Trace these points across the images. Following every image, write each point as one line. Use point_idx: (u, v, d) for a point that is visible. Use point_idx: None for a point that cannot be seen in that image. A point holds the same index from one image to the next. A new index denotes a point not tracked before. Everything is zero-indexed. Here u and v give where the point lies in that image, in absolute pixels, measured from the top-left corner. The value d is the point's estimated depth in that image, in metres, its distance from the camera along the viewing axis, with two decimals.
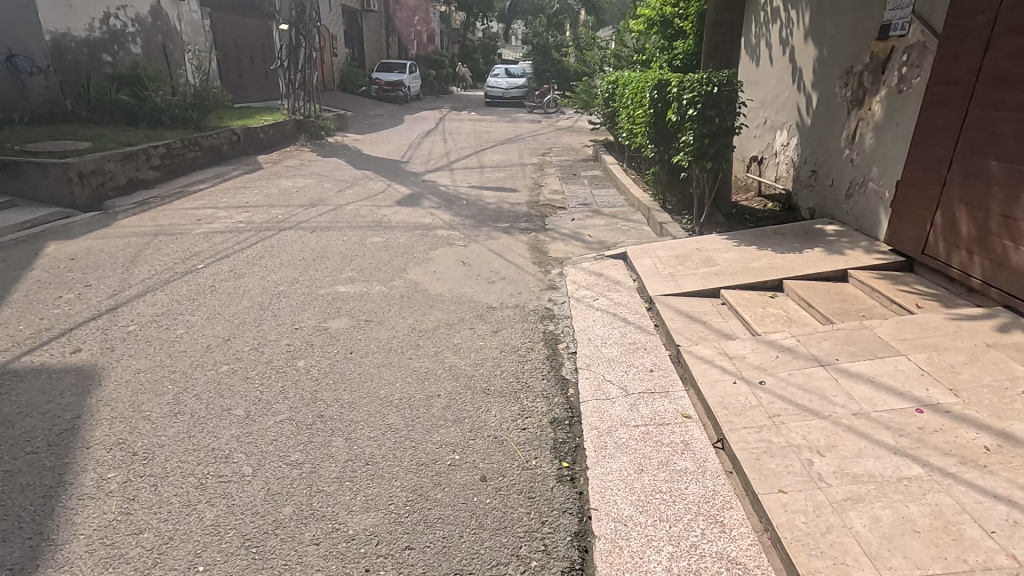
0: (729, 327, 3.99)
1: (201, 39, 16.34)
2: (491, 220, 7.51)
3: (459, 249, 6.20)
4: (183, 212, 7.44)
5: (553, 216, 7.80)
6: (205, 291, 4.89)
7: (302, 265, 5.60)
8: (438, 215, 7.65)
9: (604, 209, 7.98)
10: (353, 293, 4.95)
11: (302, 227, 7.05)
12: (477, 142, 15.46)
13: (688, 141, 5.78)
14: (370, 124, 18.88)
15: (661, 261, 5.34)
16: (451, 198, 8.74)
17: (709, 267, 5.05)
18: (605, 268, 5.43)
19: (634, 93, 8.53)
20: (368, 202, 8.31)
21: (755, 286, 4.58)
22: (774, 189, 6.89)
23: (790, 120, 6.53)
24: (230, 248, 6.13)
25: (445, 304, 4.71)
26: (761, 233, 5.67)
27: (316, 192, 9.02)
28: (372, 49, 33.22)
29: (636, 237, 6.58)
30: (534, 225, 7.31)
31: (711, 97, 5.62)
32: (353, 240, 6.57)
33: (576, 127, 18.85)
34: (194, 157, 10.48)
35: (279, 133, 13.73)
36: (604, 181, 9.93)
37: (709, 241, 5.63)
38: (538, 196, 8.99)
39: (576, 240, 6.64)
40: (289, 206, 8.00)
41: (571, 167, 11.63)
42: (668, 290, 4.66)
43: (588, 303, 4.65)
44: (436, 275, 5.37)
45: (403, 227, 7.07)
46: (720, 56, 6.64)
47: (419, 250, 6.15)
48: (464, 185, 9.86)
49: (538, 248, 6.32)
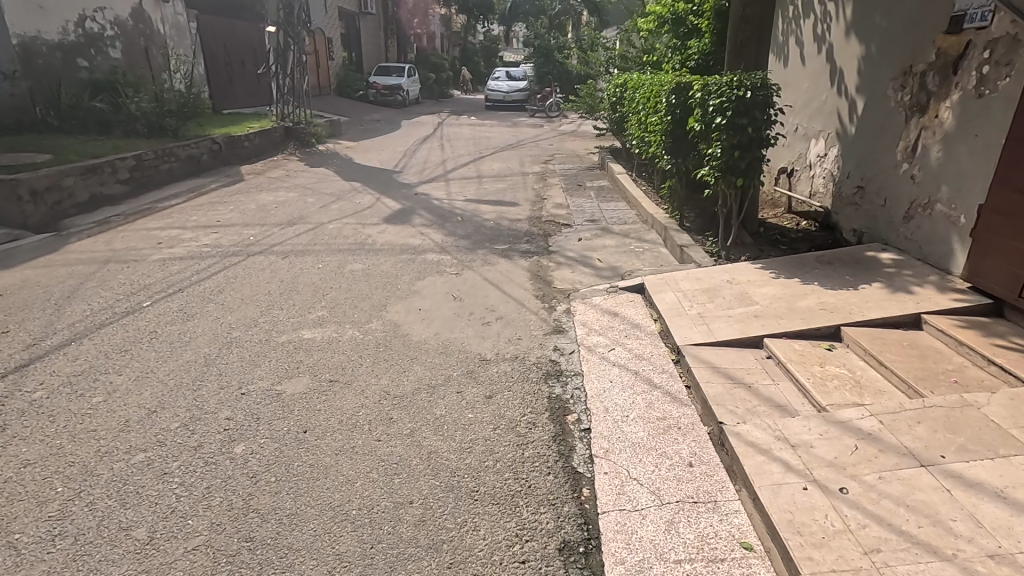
0: (783, 395, 3.16)
1: (186, 42, 15.60)
2: (488, 240, 6.71)
3: (450, 279, 5.40)
4: (144, 235, 6.66)
5: (557, 234, 6.99)
6: (143, 339, 4.09)
7: (266, 302, 4.81)
8: (429, 235, 6.86)
9: (614, 226, 7.17)
10: (322, 339, 4.15)
11: (274, 251, 6.26)
12: (476, 149, 14.70)
13: (714, 153, 4.96)
14: (366, 130, 18.12)
15: (686, 297, 4.52)
16: (445, 214, 7.95)
17: (745, 306, 4.22)
18: (621, 304, 4.61)
19: (646, 96, 7.72)
20: (353, 220, 7.52)
21: (806, 333, 3.76)
22: (808, 206, 6.08)
23: (828, 128, 5.73)
24: (186, 279, 5.33)
25: (429, 355, 3.90)
26: (803, 261, 4.84)
27: (297, 208, 8.24)
28: (370, 52, 32.50)
29: (652, 263, 5.77)
30: (537, 247, 6.51)
31: (743, 102, 4.80)
32: (330, 267, 5.77)
33: (579, 132, 18.08)
34: (170, 168, 9.72)
35: (266, 141, 12.98)
36: (612, 193, 9.12)
37: (741, 271, 4.81)
38: (541, 211, 8.19)
39: (585, 266, 5.82)
40: (265, 225, 7.23)
41: (576, 176, 10.82)
42: (699, 337, 3.84)
43: (601, 355, 3.84)
44: (421, 314, 4.58)
45: (389, 250, 6.29)
46: (748, 56, 5.83)
47: (404, 280, 5.35)
48: (460, 197, 9.08)
49: (541, 275, 5.51)
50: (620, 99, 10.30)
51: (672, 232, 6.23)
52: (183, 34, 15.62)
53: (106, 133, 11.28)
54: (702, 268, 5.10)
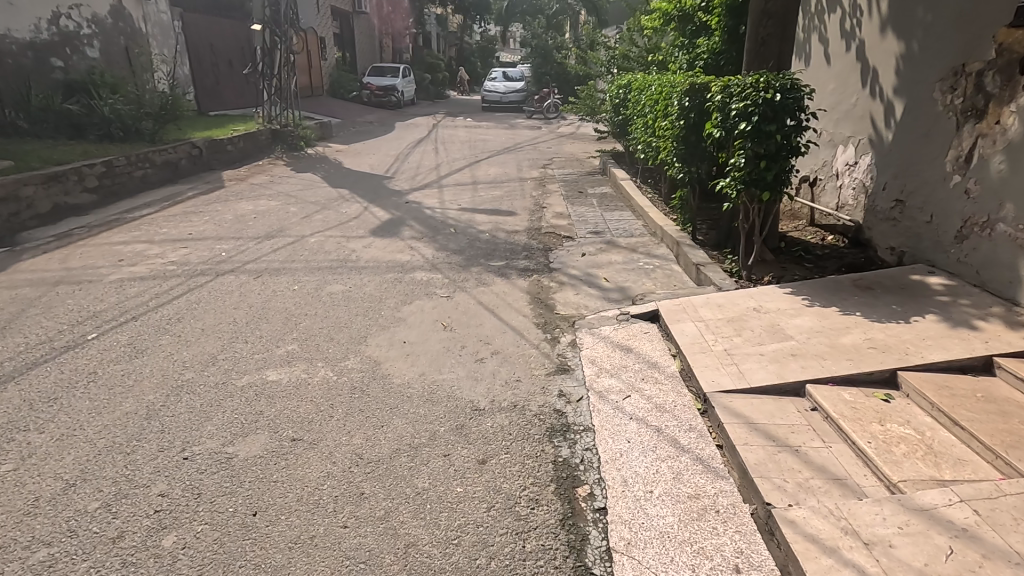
0: (840, 464, 2.60)
1: (169, 41, 15.10)
2: (484, 256, 6.13)
3: (440, 303, 4.83)
4: (105, 251, 6.06)
5: (558, 249, 6.42)
6: (78, 384, 3.50)
7: (228, 334, 4.22)
8: (419, 250, 6.28)
9: (620, 240, 6.61)
10: (288, 382, 3.57)
11: (247, 269, 5.68)
12: (472, 153, 14.14)
13: (736, 163, 4.41)
14: (358, 132, 17.53)
15: (709, 328, 3.96)
16: (437, 225, 7.36)
17: (778, 340, 3.66)
18: (634, 337, 4.04)
19: (654, 97, 7.18)
20: (337, 232, 6.95)
21: (855, 378, 3.19)
22: (834, 218, 5.54)
23: (859, 134, 5.19)
24: (143, 304, 4.74)
25: (411, 403, 3.33)
26: (838, 285, 4.28)
27: (278, 218, 7.65)
28: (365, 52, 31.89)
29: (665, 284, 5.21)
30: (537, 263, 5.93)
31: (771, 106, 4.24)
32: (307, 288, 5.19)
33: (578, 135, 17.53)
34: (144, 174, 9.12)
35: (250, 144, 12.39)
36: (616, 201, 8.57)
37: (769, 297, 4.25)
38: (539, 222, 7.62)
39: (590, 286, 5.26)
40: (240, 238, 6.64)
41: (577, 182, 10.26)
42: (729, 382, 3.28)
43: (615, 404, 3.26)
44: (406, 348, 4.00)
45: (374, 268, 5.71)
46: (770, 54, 5.27)
47: (388, 305, 4.77)
48: (453, 206, 8.51)
49: (541, 298, 4.94)
50: (623, 100, 9.72)
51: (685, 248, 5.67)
52: (166, 33, 15.00)
53: (79, 137, 10.44)
54: (723, 291, 4.53)
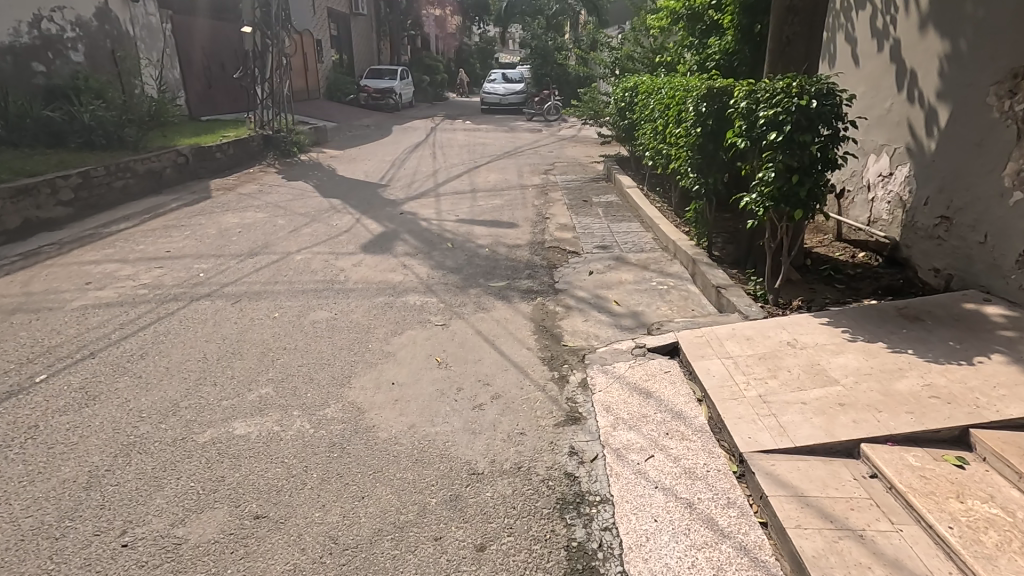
0: (917, 558, 2.13)
1: (157, 45, 14.66)
2: (483, 275, 5.67)
3: (435, 333, 4.37)
4: (73, 272, 5.60)
5: (564, 266, 5.95)
6: (14, 441, 3.03)
7: (195, 373, 3.76)
8: (413, 270, 5.82)
9: (629, 256, 6.13)
10: (258, 437, 3.10)
11: (224, 292, 5.21)
12: (471, 158, 13.68)
13: (765, 178, 3.94)
14: (355, 137, 17.09)
15: (738, 368, 3.49)
16: (433, 239, 6.90)
17: (821, 384, 3.18)
18: (653, 377, 3.57)
19: (664, 101, 6.72)
20: (326, 248, 6.49)
21: (920, 437, 2.72)
22: (866, 233, 5.08)
23: (895, 141, 4.72)
24: (104, 336, 4.27)
25: (399, 465, 2.86)
26: (881, 315, 3.81)
27: (264, 232, 7.19)
28: (362, 54, 31.46)
29: (682, 310, 4.74)
30: (540, 283, 5.47)
31: (805, 113, 3.77)
32: (289, 315, 4.73)
33: (580, 138, 17.08)
34: (125, 185, 8.66)
35: (241, 151, 11.93)
36: (623, 211, 8.10)
37: (804, 329, 3.78)
38: (542, 235, 7.15)
39: (600, 311, 4.79)
40: (222, 256, 6.19)
41: (581, 190, 9.80)
42: (770, 440, 2.81)
43: (636, 467, 2.79)
44: (395, 392, 3.53)
45: (363, 291, 5.25)
46: (796, 55, 4.81)
47: (377, 336, 4.30)
48: (451, 216, 8.05)
49: (547, 327, 4.48)
50: (629, 103, 9.25)
51: (702, 267, 5.20)
52: (155, 35, 14.57)
53: (59, 145, 9.73)
54: (750, 320, 4.06)
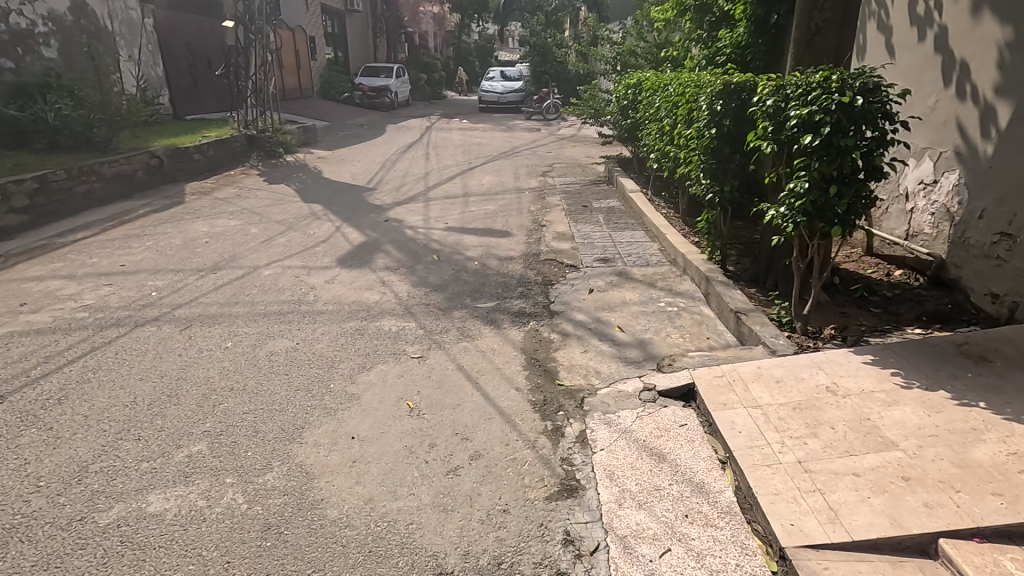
0: None
1: (138, 41, 14.05)
2: (470, 295, 5.05)
3: (409, 368, 3.76)
4: (9, 291, 5.00)
5: (561, 283, 5.33)
6: None
7: (117, 425, 3.15)
8: (392, 288, 5.19)
9: (634, 271, 5.51)
10: (176, 517, 2.49)
11: (175, 314, 4.60)
12: (465, 159, 13.07)
13: (798, 189, 3.33)
14: (346, 137, 16.45)
15: (770, 422, 2.87)
16: (418, 251, 6.28)
17: (876, 449, 2.57)
18: (666, 433, 2.95)
19: (670, 98, 6.12)
20: (298, 261, 5.87)
21: (1014, 530, 2.11)
22: (902, 249, 4.49)
23: (941, 144, 4.10)
24: (21, 373, 3.66)
25: (345, 564, 2.24)
26: (937, 353, 3.19)
27: (233, 242, 6.57)
28: (358, 51, 30.80)
29: (695, 339, 4.12)
30: (534, 303, 4.86)
31: (847, 114, 3.15)
32: (244, 344, 4.11)
33: (580, 137, 16.45)
34: (89, 189, 8.06)
35: (221, 152, 11.32)
36: (625, 218, 7.49)
37: (846, 371, 3.16)
38: (537, 245, 6.53)
39: (601, 340, 4.18)
40: (181, 271, 5.58)
41: (580, 194, 9.19)
42: (820, 531, 2.19)
43: (648, 567, 2.18)
44: (353, 450, 2.93)
45: (332, 314, 4.63)
46: (826, 44, 4.18)
47: (340, 373, 3.69)
48: (440, 224, 7.42)
49: (540, 360, 3.86)
50: (632, 101, 8.61)
51: (717, 287, 4.58)
52: (135, 31, 13.96)
53: (22, 146, 9.09)
54: (779, 357, 3.44)
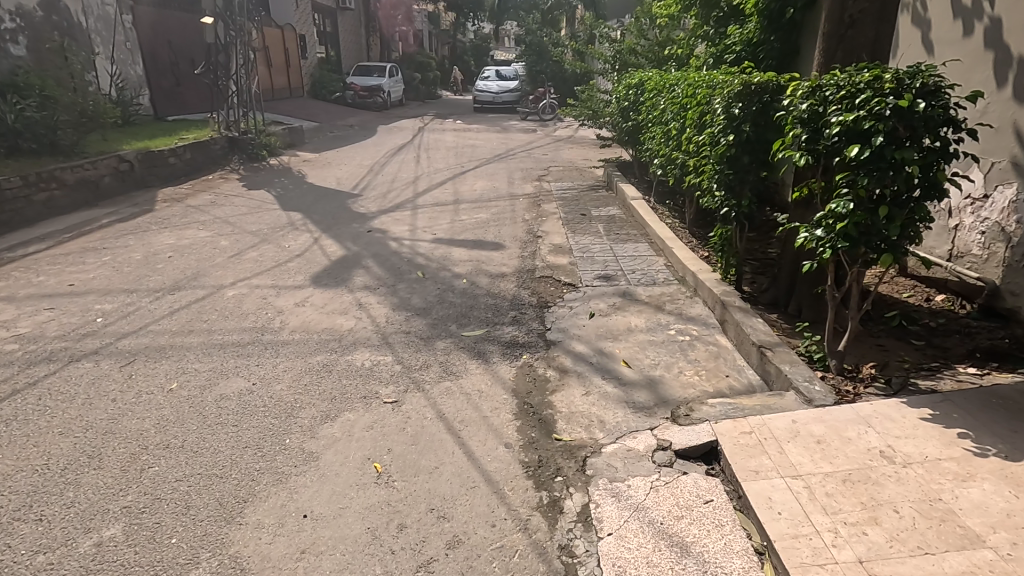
0: None
1: (115, 38, 13.44)
2: (455, 321, 4.50)
3: (380, 417, 3.21)
4: None
5: (557, 305, 4.79)
6: None
7: (19, 499, 2.60)
8: (368, 313, 4.63)
9: (639, 292, 4.97)
10: None
11: (118, 345, 4.04)
12: (458, 161, 12.53)
13: (840, 208, 2.80)
14: (335, 139, 15.89)
15: (816, 500, 2.33)
16: (401, 267, 5.73)
17: (956, 546, 2.04)
18: (687, 513, 2.41)
19: (678, 100, 5.58)
20: (267, 280, 5.31)
21: None
22: (944, 271, 3.99)
23: (995, 154, 3.58)
24: None
25: None
26: (1008, 409, 2.67)
27: (199, 257, 6.01)
28: (350, 50, 30.17)
29: (712, 379, 3.59)
30: (527, 331, 4.31)
31: (902, 119, 2.63)
32: (192, 383, 3.56)
33: (578, 139, 15.93)
34: (49, 197, 7.48)
35: (199, 155, 10.73)
36: (627, 229, 6.96)
37: (901, 430, 2.64)
38: (531, 260, 5.99)
39: (603, 378, 3.64)
40: (136, 291, 5.02)
41: (578, 200, 8.66)
42: None
43: None
44: (305, 536, 2.38)
45: (299, 346, 4.08)
46: (861, 38, 3.64)
47: (299, 425, 3.13)
48: (427, 235, 6.86)
49: (533, 406, 3.32)
50: (633, 102, 8.06)
51: (735, 313, 4.05)
52: (112, 28, 13.37)
53: None
54: (816, 407, 2.91)
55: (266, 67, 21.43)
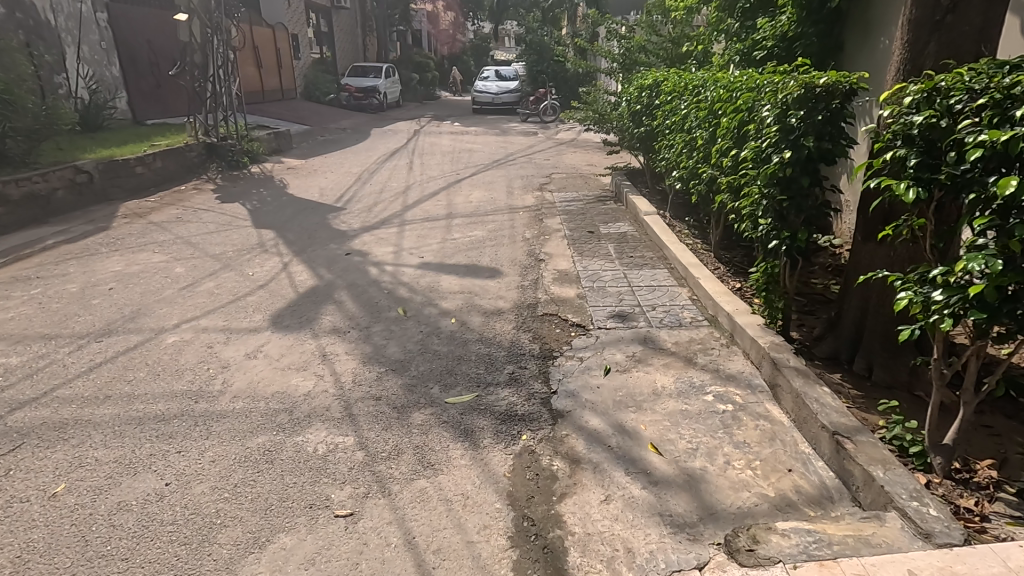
0: None
1: (89, 37, 12.64)
2: (438, 380, 3.64)
3: (327, 544, 2.36)
4: None
5: (565, 357, 3.93)
6: None
7: None
8: (332, 369, 3.77)
9: (663, 338, 4.11)
10: None
11: (9, 421, 3.19)
12: (453, 168, 11.68)
13: (980, 266, 1.95)
14: (325, 144, 15.07)
15: None
16: (379, 303, 4.87)
17: None
18: None
19: (707, 104, 4.70)
20: (217, 321, 4.46)
21: None
22: None
23: None
24: None
25: None
26: None
27: (145, 288, 5.15)
28: (345, 50, 29.29)
29: (771, 476, 2.73)
30: (528, 395, 3.45)
31: None
32: (86, 484, 2.71)
33: (581, 143, 15.09)
34: None
35: (171, 164, 9.89)
36: (642, 250, 6.11)
37: None
38: (533, 291, 5.13)
39: (627, 472, 2.79)
40: (57, 337, 4.18)
41: (584, 215, 7.81)
42: None
43: None
44: None
45: (238, 420, 3.22)
46: (965, 24, 2.78)
47: (212, 560, 2.27)
48: (413, 259, 5.99)
49: (534, 524, 2.47)
50: (645, 105, 7.20)
51: (792, 378, 3.19)
52: (86, 26, 12.56)
53: None
54: (941, 549, 2.06)
55: (255, 67, 20.58)
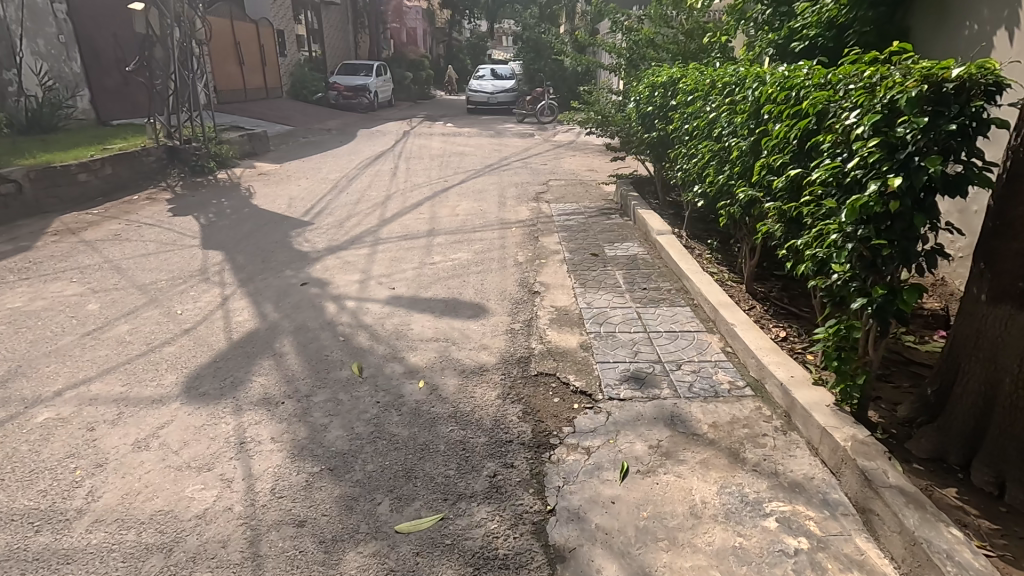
0: None
1: (45, 30, 11.57)
2: (390, 490, 2.63)
3: None
4: None
5: (565, 448, 2.91)
6: None
7: None
8: (246, 469, 2.75)
9: (696, 416, 3.09)
10: None
11: None
12: (441, 174, 10.67)
13: None
14: (305, 146, 14.05)
15: None
16: (329, 357, 3.84)
17: None
18: None
19: (748, 105, 3.70)
20: (113, 388, 3.43)
21: None
22: None
23: None
24: None
25: None
26: None
27: (39, 333, 4.12)
28: (335, 47, 28.22)
29: None
30: (514, 519, 2.44)
31: None
32: None
33: (580, 146, 14.09)
34: None
35: (124, 171, 8.86)
36: (656, 281, 5.11)
37: None
38: (524, 339, 4.11)
39: None
40: None
41: (586, 231, 6.80)
42: None
43: None
44: None
45: (85, 569, 2.19)
46: None
47: None
48: (381, 292, 4.96)
49: None
50: (658, 107, 6.13)
51: (900, 510, 2.20)
52: (41, 18, 11.50)
53: None
54: None
55: (236, 65, 19.50)
